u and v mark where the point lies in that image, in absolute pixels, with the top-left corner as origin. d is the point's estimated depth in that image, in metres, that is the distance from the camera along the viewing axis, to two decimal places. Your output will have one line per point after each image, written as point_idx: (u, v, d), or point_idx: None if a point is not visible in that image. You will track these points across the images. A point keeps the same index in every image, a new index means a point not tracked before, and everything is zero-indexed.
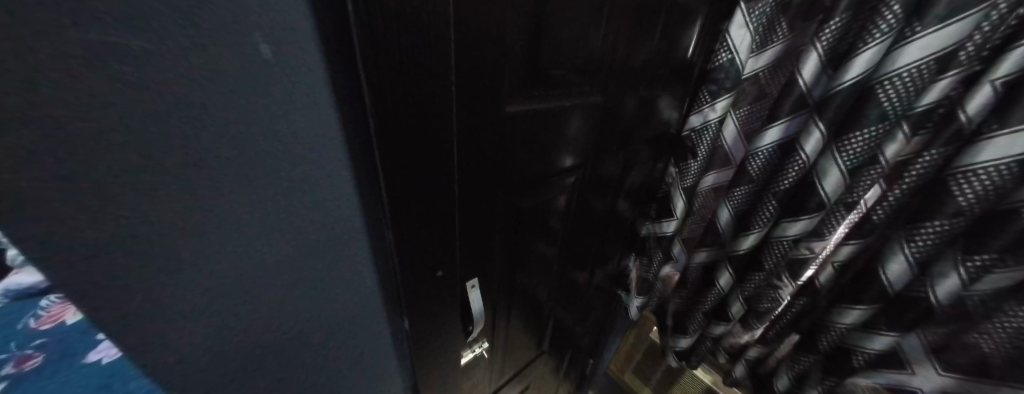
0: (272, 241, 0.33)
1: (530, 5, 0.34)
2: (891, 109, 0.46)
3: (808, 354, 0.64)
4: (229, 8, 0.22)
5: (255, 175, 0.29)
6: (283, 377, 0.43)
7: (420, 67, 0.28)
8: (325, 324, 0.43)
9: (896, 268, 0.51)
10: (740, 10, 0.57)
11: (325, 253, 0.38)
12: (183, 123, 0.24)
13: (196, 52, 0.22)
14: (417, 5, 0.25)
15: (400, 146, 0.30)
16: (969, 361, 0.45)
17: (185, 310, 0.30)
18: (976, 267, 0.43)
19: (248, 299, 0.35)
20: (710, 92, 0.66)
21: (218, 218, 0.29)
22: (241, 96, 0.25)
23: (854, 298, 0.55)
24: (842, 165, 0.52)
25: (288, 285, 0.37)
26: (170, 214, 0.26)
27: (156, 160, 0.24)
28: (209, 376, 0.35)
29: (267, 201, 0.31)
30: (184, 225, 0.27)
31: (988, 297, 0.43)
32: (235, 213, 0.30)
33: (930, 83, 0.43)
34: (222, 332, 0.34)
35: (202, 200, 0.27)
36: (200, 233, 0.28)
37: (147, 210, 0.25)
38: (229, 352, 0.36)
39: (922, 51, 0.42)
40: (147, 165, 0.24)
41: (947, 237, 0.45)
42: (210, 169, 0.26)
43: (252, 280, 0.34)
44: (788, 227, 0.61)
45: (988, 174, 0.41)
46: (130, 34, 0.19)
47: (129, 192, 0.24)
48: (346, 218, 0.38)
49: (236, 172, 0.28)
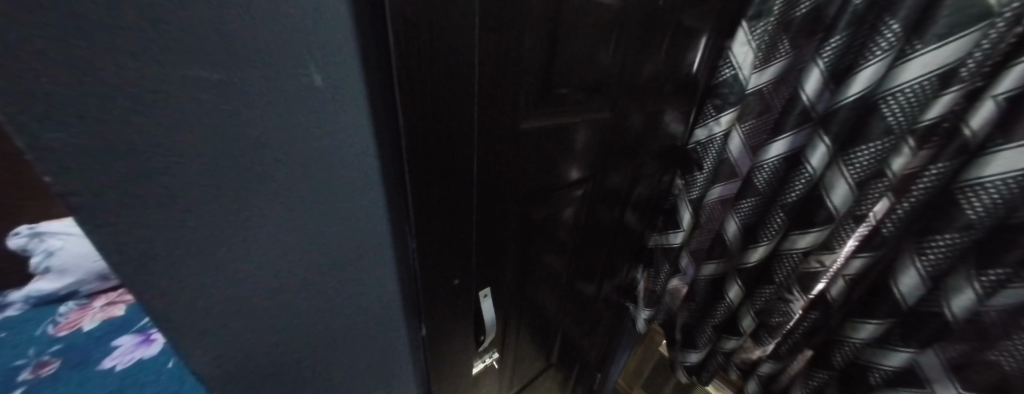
0: (302, 249, 0.35)
1: (546, 29, 0.37)
2: (897, 123, 0.47)
3: (823, 370, 0.62)
4: (274, 38, 0.24)
5: (280, 189, 0.31)
6: (295, 384, 0.44)
7: (449, 90, 0.30)
8: (339, 335, 0.44)
9: (909, 282, 0.50)
10: (742, 29, 0.60)
11: (343, 267, 0.39)
12: (223, 132, 0.26)
13: (240, 75, 0.24)
14: (444, 33, 0.27)
15: (430, 162, 0.32)
16: (990, 380, 0.43)
17: (214, 311, 0.32)
18: (990, 281, 0.43)
19: (270, 307, 0.36)
20: (714, 106, 0.68)
21: (249, 229, 0.31)
22: (286, 116, 0.28)
23: (867, 312, 0.55)
24: (850, 179, 0.53)
25: (310, 292, 0.38)
26: (208, 217, 0.28)
27: (198, 174, 0.26)
28: (228, 380, 0.37)
29: (296, 214, 0.33)
30: (223, 233, 0.30)
31: (1003, 313, 0.42)
32: (264, 225, 0.31)
33: (934, 98, 0.44)
34: (245, 337, 0.36)
35: (235, 211, 0.29)
36: (232, 236, 0.30)
37: (193, 219, 0.28)
38: (249, 356, 0.37)
39: (923, 68, 0.43)
40: (190, 178, 0.26)
41: (959, 251, 0.45)
42: (245, 178, 0.28)
43: (279, 286, 0.36)
44: (797, 239, 0.61)
45: (996, 188, 0.41)
46: (179, 60, 0.22)
47: (171, 192, 0.26)
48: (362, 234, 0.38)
49: (268, 182, 0.30)
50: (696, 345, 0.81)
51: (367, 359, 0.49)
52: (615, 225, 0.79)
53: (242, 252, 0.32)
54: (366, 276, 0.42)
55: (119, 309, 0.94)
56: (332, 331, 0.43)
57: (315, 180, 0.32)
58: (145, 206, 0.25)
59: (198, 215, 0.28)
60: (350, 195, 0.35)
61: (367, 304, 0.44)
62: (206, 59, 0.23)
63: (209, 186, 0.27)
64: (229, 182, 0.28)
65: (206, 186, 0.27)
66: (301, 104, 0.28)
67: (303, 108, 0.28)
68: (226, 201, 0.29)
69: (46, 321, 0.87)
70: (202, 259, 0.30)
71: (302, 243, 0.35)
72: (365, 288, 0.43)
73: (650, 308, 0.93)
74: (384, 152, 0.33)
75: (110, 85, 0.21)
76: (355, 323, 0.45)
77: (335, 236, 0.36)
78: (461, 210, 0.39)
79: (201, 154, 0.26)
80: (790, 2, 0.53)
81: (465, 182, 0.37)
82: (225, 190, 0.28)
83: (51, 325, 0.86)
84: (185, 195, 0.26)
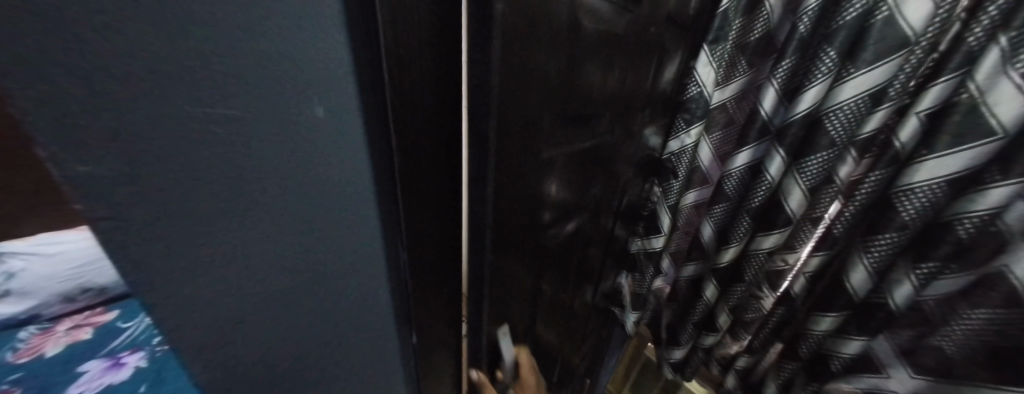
0: (280, 259, 0.36)
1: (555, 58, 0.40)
2: (839, 137, 0.53)
3: (792, 361, 0.67)
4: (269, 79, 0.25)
5: (265, 208, 0.32)
6: (278, 383, 0.46)
7: (443, 115, 0.33)
8: (328, 344, 0.45)
9: (858, 277, 0.55)
10: (704, 51, 0.64)
11: (326, 282, 0.40)
12: (223, 147, 0.27)
13: (259, 110, 0.26)
14: (436, 66, 0.29)
15: (421, 178, 0.34)
16: (936, 364, 0.48)
17: (202, 311, 0.36)
18: (925, 273, 0.49)
19: (260, 311, 0.39)
20: (684, 120, 0.72)
21: (243, 241, 0.33)
22: (279, 143, 0.29)
23: (826, 306, 0.59)
24: (803, 185, 0.58)
25: (297, 304, 0.40)
26: (194, 222, 0.30)
27: (187, 189, 0.28)
28: (226, 365, 0.41)
29: (273, 227, 0.33)
30: (208, 243, 0.32)
31: (939, 301, 0.48)
32: (248, 239, 0.33)
33: (869, 114, 0.50)
34: (234, 335, 0.39)
35: (221, 223, 0.31)
36: (218, 243, 0.32)
37: (191, 231, 0.30)
38: (234, 351, 0.40)
39: (857, 89, 0.49)
40: (182, 193, 0.28)
41: (898, 248, 0.51)
42: (238, 190, 0.30)
43: (263, 295, 0.37)
44: (762, 240, 0.66)
45: (925, 192, 0.47)
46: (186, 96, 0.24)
47: (182, 200, 0.28)
48: (351, 252, 0.38)
49: (259, 199, 0.31)
50: (679, 342, 0.85)
51: (356, 370, 0.50)
52: (601, 235, 0.82)
53: (242, 258, 0.34)
54: (355, 292, 0.42)
55: (86, 332, 0.90)
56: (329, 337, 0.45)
57: (301, 202, 0.33)
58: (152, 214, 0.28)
59: (185, 221, 0.30)
60: (339, 213, 0.35)
61: (358, 317, 0.44)
62: (208, 86, 0.24)
63: (203, 202, 0.29)
64: (230, 193, 0.30)
65: (194, 202, 0.29)
66: (289, 127, 0.28)
67: (295, 130, 0.29)
68: (232, 209, 0.31)
69: (4, 348, 0.82)
70: (210, 256, 0.33)
71: (297, 253, 0.36)
72: (353, 302, 0.43)
73: (637, 310, 0.96)
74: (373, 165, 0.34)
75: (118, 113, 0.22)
76: (347, 335, 0.45)
77: (325, 251, 0.37)
78: (451, 223, 0.41)
79: (193, 173, 0.28)
80: (745, 28, 0.58)
81: (452, 194, 0.39)
82: (215, 208, 0.30)
83: (10, 352, 0.81)
84: (186, 198, 0.29)
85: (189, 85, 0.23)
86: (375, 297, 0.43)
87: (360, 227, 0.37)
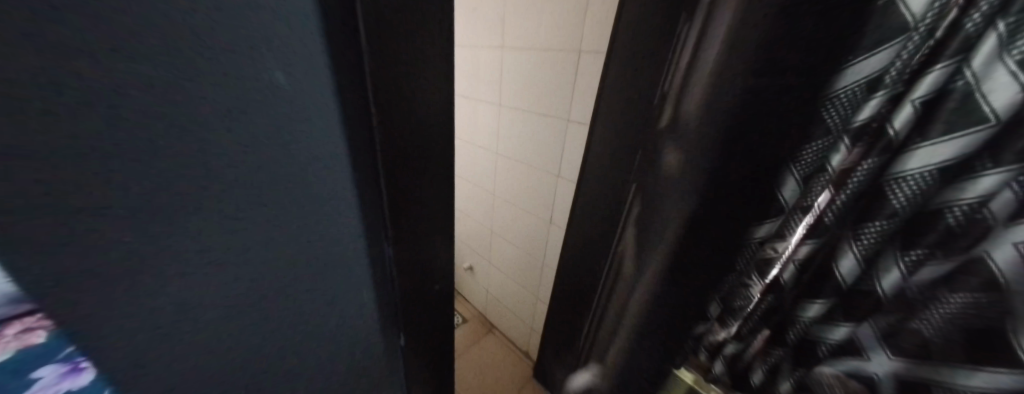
0: (255, 263, 0.31)
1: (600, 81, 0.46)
2: (834, 124, 0.52)
3: (778, 347, 0.69)
4: (235, 30, 0.22)
5: (243, 195, 0.27)
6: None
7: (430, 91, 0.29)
8: (305, 351, 0.40)
9: (847, 264, 0.56)
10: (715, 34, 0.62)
11: (309, 278, 0.35)
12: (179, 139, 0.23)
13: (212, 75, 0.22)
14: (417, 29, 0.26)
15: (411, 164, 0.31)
16: (914, 346, 0.50)
17: (148, 347, 0.28)
18: (912, 261, 0.50)
19: (221, 331, 0.32)
20: None
21: (198, 249, 0.27)
22: (237, 114, 0.24)
23: (814, 293, 0.61)
24: (796, 175, 0.57)
25: (274, 313, 0.35)
26: (138, 236, 0.24)
27: (129, 188, 0.22)
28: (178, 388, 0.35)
29: (240, 227, 0.28)
30: (161, 258, 0.26)
31: (923, 287, 0.49)
32: (205, 244, 0.27)
33: (864, 101, 0.49)
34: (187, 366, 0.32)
35: (168, 228, 0.25)
36: (180, 255, 0.26)
37: (133, 243, 0.24)
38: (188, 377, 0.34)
39: (857, 74, 0.47)
40: (130, 194, 0.23)
41: (886, 235, 0.51)
42: (204, 183, 0.25)
43: (238, 308, 0.32)
44: (755, 230, 0.64)
45: (916, 180, 0.47)
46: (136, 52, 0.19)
47: (129, 202, 0.23)
48: (336, 240, 0.35)
49: (217, 192, 0.26)
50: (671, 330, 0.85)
51: (336, 378, 0.45)
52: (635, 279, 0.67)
53: (203, 271, 0.28)
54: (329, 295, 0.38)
55: None
56: (292, 355, 0.39)
57: (273, 186, 0.29)
58: (69, 228, 0.21)
59: (128, 235, 0.24)
60: (310, 204, 0.31)
61: (340, 318, 0.40)
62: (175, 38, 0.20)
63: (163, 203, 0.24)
64: (192, 181, 0.25)
65: (148, 204, 0.23)
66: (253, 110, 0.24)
67: (262, 112, 0.25)
68: (176, 218, 0.25)
69: None
70: (160, 277, 0.26)
71: (280, 250, 0.32)
72: (332, 300, 0.38)
73: None
74: (352, 150, 0.31)
75: (34, 71, 0.17)
76: (327, 339, 0.41)
77: (302, 247, 0.33)
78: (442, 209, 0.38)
79: (148, 163, 0.22)
80: None
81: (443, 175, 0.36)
82: (166, 211, 0.24)
83: None
84: (130, 203, 0.23)
85: (148, 40, 0.20)
86: (355, 291, 0.40)
87: (340, 212, 0.34)
